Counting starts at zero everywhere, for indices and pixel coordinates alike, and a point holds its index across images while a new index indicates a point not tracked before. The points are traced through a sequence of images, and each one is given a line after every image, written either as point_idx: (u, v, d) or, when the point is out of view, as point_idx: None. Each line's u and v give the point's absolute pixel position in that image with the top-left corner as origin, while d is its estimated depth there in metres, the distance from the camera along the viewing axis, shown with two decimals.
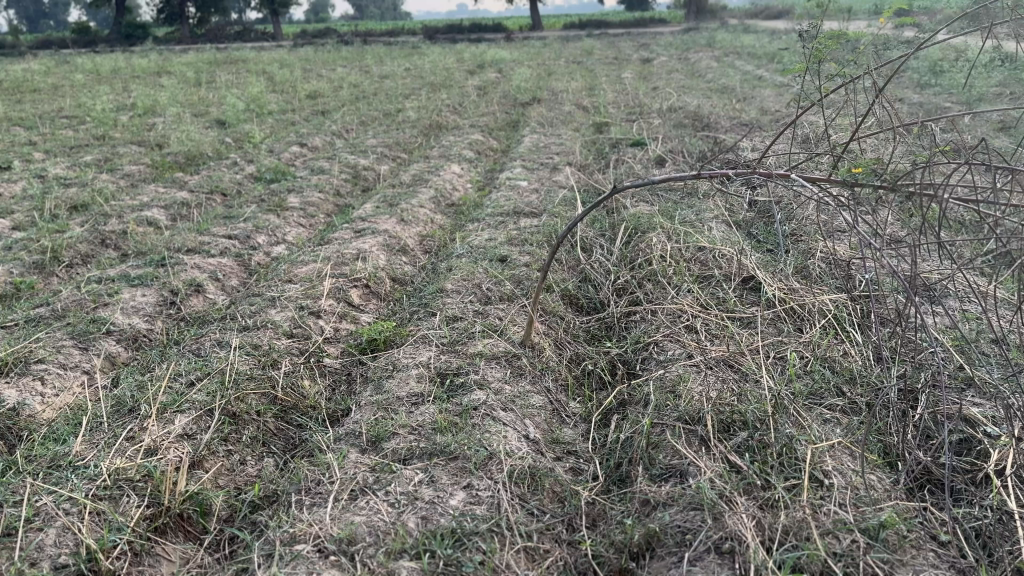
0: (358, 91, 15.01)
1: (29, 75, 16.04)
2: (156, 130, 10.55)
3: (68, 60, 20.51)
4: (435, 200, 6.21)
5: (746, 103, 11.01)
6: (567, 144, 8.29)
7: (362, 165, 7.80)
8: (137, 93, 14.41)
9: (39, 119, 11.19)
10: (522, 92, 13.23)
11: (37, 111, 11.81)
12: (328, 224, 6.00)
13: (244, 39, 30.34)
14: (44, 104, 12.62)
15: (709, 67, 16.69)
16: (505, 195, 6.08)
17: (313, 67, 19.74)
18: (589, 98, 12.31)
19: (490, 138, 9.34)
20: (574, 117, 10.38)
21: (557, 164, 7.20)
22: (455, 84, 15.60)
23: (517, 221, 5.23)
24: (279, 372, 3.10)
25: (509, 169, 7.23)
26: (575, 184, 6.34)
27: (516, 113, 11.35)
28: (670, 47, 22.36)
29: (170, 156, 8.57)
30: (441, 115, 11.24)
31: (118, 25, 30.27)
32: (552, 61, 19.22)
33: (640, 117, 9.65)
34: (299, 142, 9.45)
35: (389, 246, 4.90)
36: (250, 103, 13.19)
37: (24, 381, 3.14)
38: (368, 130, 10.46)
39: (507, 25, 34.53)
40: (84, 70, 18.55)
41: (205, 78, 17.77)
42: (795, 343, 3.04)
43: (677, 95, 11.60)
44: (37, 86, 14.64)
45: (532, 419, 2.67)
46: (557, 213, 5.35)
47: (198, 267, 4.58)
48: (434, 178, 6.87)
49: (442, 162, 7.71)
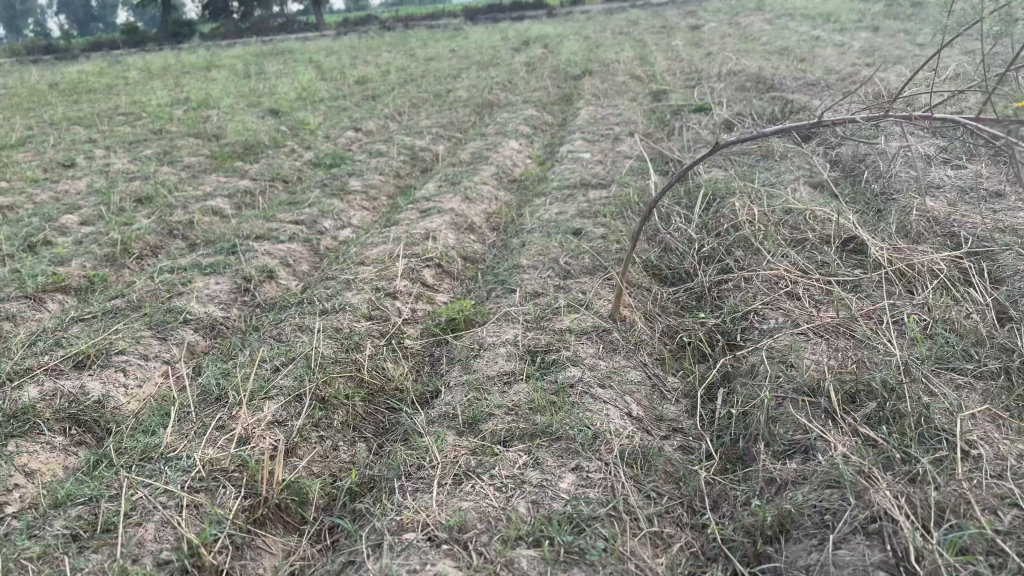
0: (405, 75, 14.92)
1: (84, 77, 16.34)
2: (211, 122, 10.62)
3: (119, 60, 20.87)
4: (498, 176, 6.08)
5: (809, 63, 10.60)
6: (626, 114, 8.06)
7: (419, 146, 7.71)
8: (189, 88, 14.56)
9: (97, 117, 11.36)
10: (572, 66, 12.99)
11: (95, 110, 12.00)
12: (391, 206, 5.92)
13: (288, 30, 30.53)
14: (102, 103, 12.83)
15: (763, 30, 16.18)
16: (570, 168, 5.91)
17: (359, 53, 19.72)
18: (642, 68, 12.01)
19: (545, 113, 9.16)
20: (629, 87, 10.13)
21: (620, 134, 6.99)
22: (502, 62, 15.40)
23: (587, 193, 5.07)
24: (363, 355, 3.01)
25: (570, 142, 7.05)
26: (641, 154, 6.15)
27: (569, 87, 11.14)
28: (719, 13, 21.79)
29: (228, 146, 8.60)
30: (493, 94, 11.10)
31: (166, 24, 30.70)
32: (599, 34, 18.87)
33: (699, 83, 9.36)
34: (354, 127, 9.41)
35: (457, 224, 4.78)
36: (300, 92, 13.21)
37: (107, 373, 3.11)
38: (420, 112, 10.36)
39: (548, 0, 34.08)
40: (136, 68, 18.85)
41: (253, 69, 17.89)
42: (911, 306, 2.83)
43: (735, 60, 11.23)
44: (93, 86, 14.90)
45: (633, 395, 2.51)
46: (627, 182, 5.17)
47: (267, 253, 4.53)
48: (495, 155, 6.74)
49: (500, 139, 7.56)
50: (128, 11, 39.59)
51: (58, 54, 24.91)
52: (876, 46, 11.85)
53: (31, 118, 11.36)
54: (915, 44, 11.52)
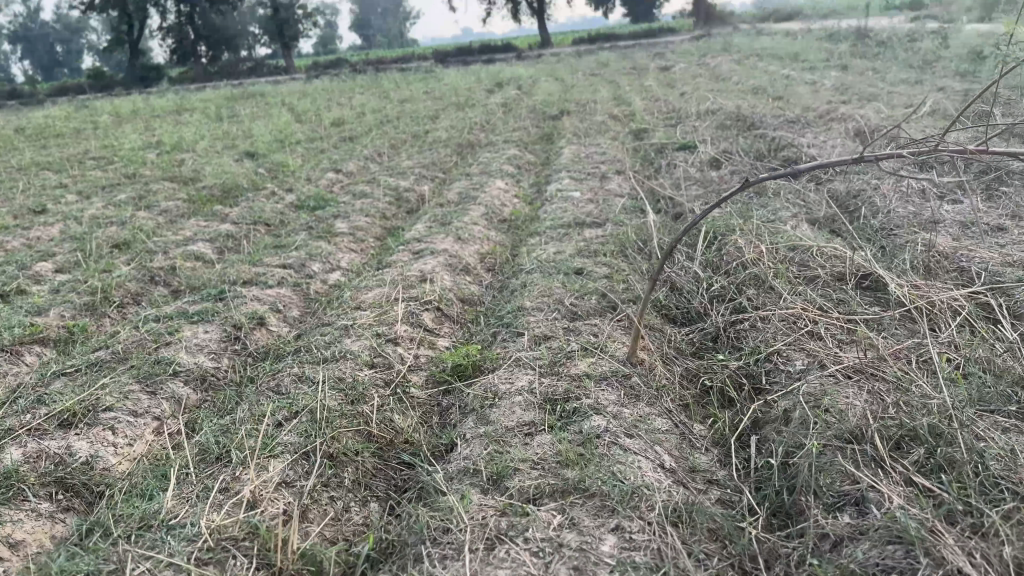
0: (381, 116, 14.90)
1: (53, 121, 16.10)
2: (187, 165, 10.45)
3: (89, 104, 20.65)
4: (488, 217, 5.99)
5: (785, 101, 10.76)
6: (610, 152, 8.05)
7: (404, 187, 7.61)
8: (162, 132, 14.40)
9: (68, 162, 11.13)
10: (549, 106, 13.05)
11: (66, 155, 11.77)
12: (379, 248, 5.79)
13: (259, 74, 30.52)
14: (73, 147, 12.60)
15: (733, 70, 16.47)
16: (561, 207, 5.84)
17: (332, 95, 19.72)
18: (619, 108, 12.09)
19: (527, 152, 9.15)
20: (609, 126, 10.18)
21: (608, 172, 6.95)
22: (478, 103, 15.45)
23: (583, 232, 4.99)
24: (369, 406, 2.85)
25: (557, 180, 7.00)
26: (631, 193, 6.10)
27: (548, 126, 11.18)
28: (687, 54, 22.19)
29: (206, 190, 8.44)
30: (472, 134, 11.09)
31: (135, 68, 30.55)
32: (572, 75, 19.10)
33: (679, 122, 9.42)
34: (334, 169, 9.29)
35: (452, 266, 4.67)
36: (276, 134, 13.12)
37: (95, 432, 2.92)
38: (400, 153, 10.29)
39: (518, 43, 34.53)
40: (106, 113, 18.64)
41: (225, 113, 17.78)
42: (938, 344, 2.76)
43: (711, 99, 11.36)
44: (62, 131, 14.66)
45: (663, 445, 2.39)
46: (623, 221, 5.11)
47: (257, 299, 4.37)
48: (482, 195, 6.65)
49: (485, 179, 7.49)
50: (95, 56, 39.38)
51: (24, 100, 24.60)
52: (847, 84, 12.06)
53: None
54: (885, 83, 11.75)
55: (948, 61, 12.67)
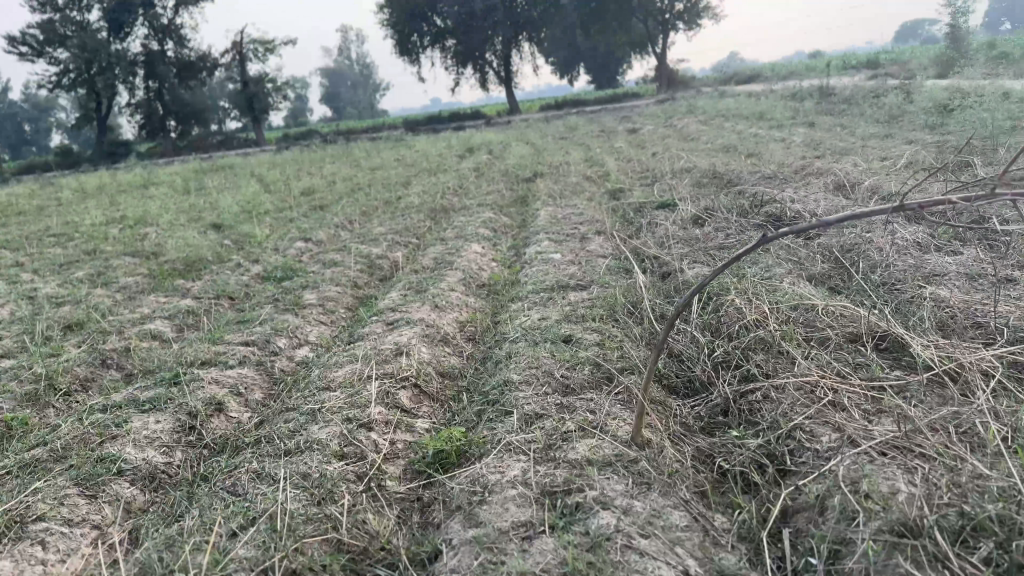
0: (351, 184, 14.69)
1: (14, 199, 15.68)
2: (150, 239, 10.10)
3: (52, 181, 20.28)
4: (466, 282, 5.70)
5: (758, 156, 10.72)
6: (588, 213, 7.85)
7: (375, 255, 7.32)
8: (126, 206, 14.05)
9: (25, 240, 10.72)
10: (522, 169, 12.92)
11: (24, 232, 11.36)
12: (351, 318, 5.46)
13: (228, 147, 30.39)
14: (32, 225, 12.19)
15: (702, 130, 16.56)
16: (541, 270, 5.56)
17: (301, 165, 19.54)
18: (592, 169, 11.99)
19: (502, 215, 8.93)
20: (584, 186, 10.04)
21: (587, 234, 6.72)
22: (449, 168, 15.31)
23: (567, 295, 4.70)
24: (340, 507, 2.49)
25: (535, 243, 6.74)
26: (614, 253, 5.85)
27: (521, 189, 11.02)
28: (655, 115, 22.44)
29: (169, 264, 8.08)
30: (445, 199, 10.89)
31: (103, 145, 30.30)
32: (542, 138, 19.15)
33: (655, 181, 9.28)
34: (302, 238, 8.98)
35: (429, 337, 4.35)
36: (243, 205, 12.83)
37: (20, 550, 2.53)
38: (371, 220, 10.02)
39: (486, 110, 34.86)
40: (70, 189, 18.27)
41: (192, 185, 17.49)
42: (976, 410, 2.48)
43: (685, 157, 11.29)
44: (22, 209, 14.25)
45: (683, 547, 2.06)
46: (608, 284, 4.83)
47: (216, 382, 4.00)
48: (458, 260, 6.37)
49: (461, 244, 7.22)
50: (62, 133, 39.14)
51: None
52: (817, 139, 12.09)
53: None
54: (855, 137, 11.79)
55: (914, 114, 12.79)
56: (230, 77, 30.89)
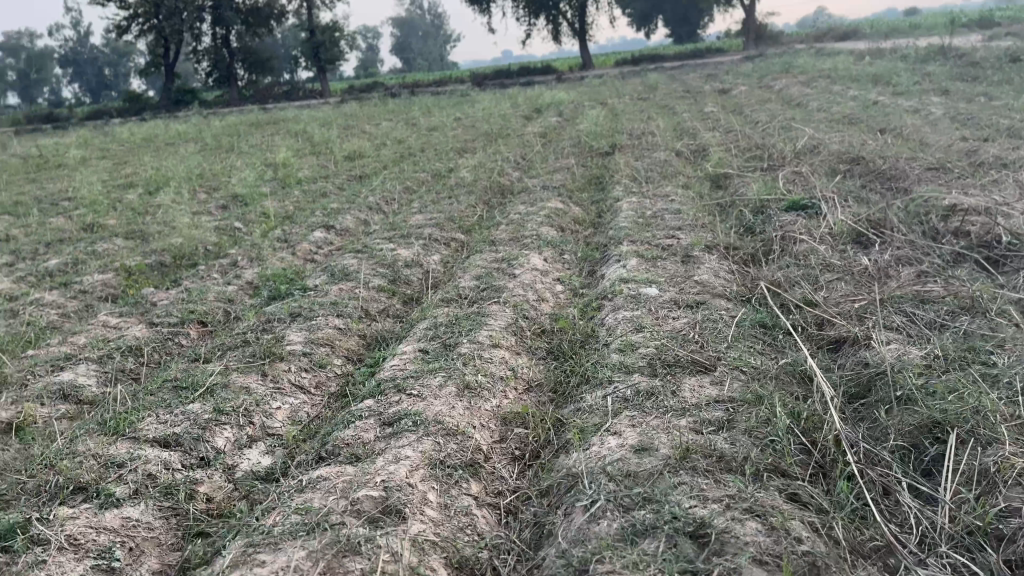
0: (402, 148, 13.01)
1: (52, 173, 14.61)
2: (158, 218, 8.61)
3: (103, 144, 19.27)
4: (515, 328, 3.93)
5: (893, 132, 8.61)
6: (686, 211, 5.96)
7: (401, 260, 5.60)
8: (155, 172, 12.68)
9: (27, 221, 9.46)
10: (597, 137, 10.97)
11: (32, 213, 10.11)
12: (346, 380, 3.77)
13: (287, 97, 29.03)
14: (47, 203, 10.94)
15: (806, 94, 14.23)
16: (629, 320, 3.73)
17: (356, 123, 17.95)
18: (682, 141, 9.99)
19: (572, 206, 7.15)
20: (674, 167, 8.15)
21: (692, 249, 4.87)
22: (513, 132, 13.48)
23: (681, 388, 2.88)
24: None
25: (619, 259, 4.92)
26: (739, 294, 4.00)
27: (596, 166, 9.17)
28: (746, 74, 20.03)
29: (154, 257, 6.54)
30: (505, 176, 9.13)
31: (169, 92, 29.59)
32: (618, 98, 17.09)
33: (768, 170, 7.29)
34: (325, 223, 7.34)
35: (445, 466, 2.60)
36: (277, 175, 11.30)
37: None
38: (413, 201, 8.32)
39: (556, 64, 32.58)
40: (115, 155, 17.20)
41: (236, 145, 16.08)
42: None
43: (798, 130, 9.19)
44: (51, 184, 13.10)
45: None
46: (747, 376, 3.01)
47: (73, 548, 2.36)
48: (509, 284, 4.59)
49: (515, 251, 5.45)
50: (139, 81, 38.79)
51: (47, 134, 23.63)
52: (964, 112, 9.83)
53: None
54: (1015, 110, 9.50)
55: None
56: (293, 24, 29.42)
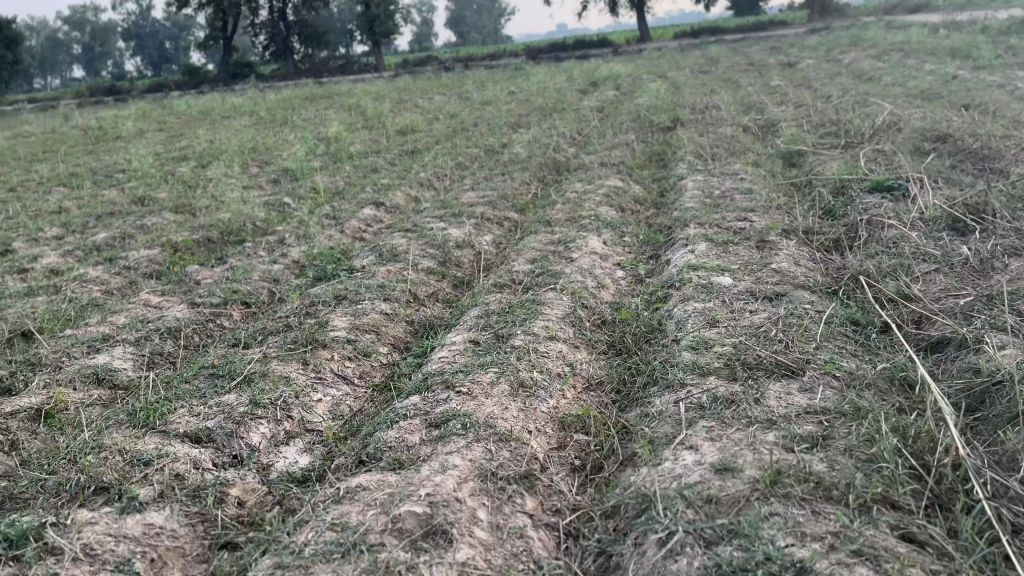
0: (455, 122, 12.73)
1: (110, 146, 14.72)
2: (208, 192, 8.50)
3: (160, 116, 19.41)
4: (574, 318, 3.64)
5: (981, 108, 8.00)
6: (756, 193, 5.56)
7: (451, 241, 5.33)
8: (209, 145, 12.63)
9: (82, 194, 9.46)
10: (657, 111, 10.52)
11: (87, 185, 10.12)
12: (392, 370, 3.52)
13: (342, 70, 28.94)
14: (102, 176, 10.97)
15: (878, 67, 13.50)
16: (701, 314, 3.40)
17: (409, 97, 17.72)
18: (748, 116, 9.49)
19: (632, 185, 6.79)
20: (741, 143, 7.71)
21: (766, 234, 4.50)
22: (569, 107, 13.08)
23: (764, 396, 2.58)
24: None
25: (687, 244, 4.57)
26: (822, 286, 3.66)
27: (657, 142, 8.77)
28: (814, 47, 19.17)
29: (202, 232, 6.40)
30: (561, 152, 8.79)
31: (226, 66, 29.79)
32: (678, 71, 16.50)
33: (844, 150, 6.80)
34: (374, 200, 7.11)
35: (498, 478, 2.32)
36: (329, 149, 11.13)
37: None
38: (465, 177, 8.04)
39: (613, 37, 31.83)
40: (171, 128, 17.28)
41: (290, 118, 15.98)
42: None
43: (875, 106, 8.63)
44: (108, 156, 13.18)
45: None
46: (838, 387, 2.66)
47: (91, 558, 2.16)
48: (567, 270, 4.29)
49: (573, 233, 5.14)
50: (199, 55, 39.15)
51: (107, 106, 23.99)
52: None
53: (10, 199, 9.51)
54: None
55: None
56: None
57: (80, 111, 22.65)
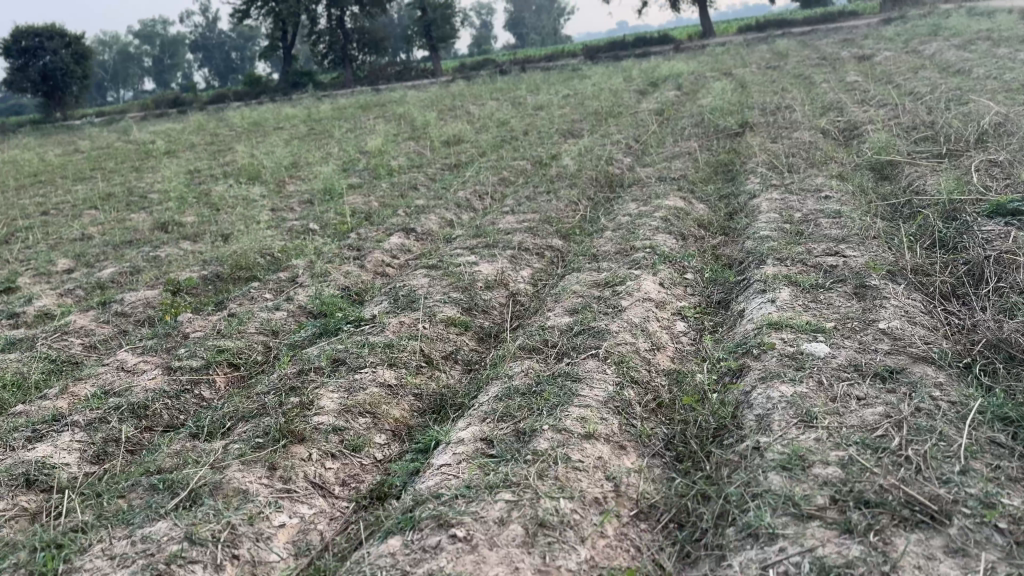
0: (505, 131, 11.99)
1: (156, 164, 14.46)
2: (235, 215, 7.95)
3: (212, 130, 19.21)
4: (621, 401, 2.82)
5: None
6: (846, 220, 4.64)
7: (480, 280, 4.56)
8: (250, 160, 12.18)
9: (109, 218, 9.03)
10: (723, 114, 9.57)
11: (119, 208, 9.73)
12: (386, 471, 2.76)
13: (396, 78, 28.54)
14: (137, 197, 10.58)
15: (968, 58, 12.23)
16: (791, 406, 2.52)
17: (460, 104, 17.07)
18: (826, 118, 8.47)
19: (693, 205, 5.93)
20: (819, 152, 6.76)
21: (863, 282, 3.60)
22: (626, 110, 12.21)
23: (897, 569, 1.80)
24: None
25: (765, 293, 3.69)
26: (950, 364, 2.78)
27: (722, 150, 7.86)
28: (892, 37, 17.79)
29: (210, 268, 5.79)
30: (615, 163, 7.96)
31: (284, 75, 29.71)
32: (746, 68, 15.43)
33: (946, 161, 5.80)
34: (404, 225, 6.40)
35: None
36: (369, 163, 10.52)
37: None
38: (507, 196, 7.28)
39: (674, 33, 30.65)
40: (222, 142, 17.01)
41: (337, 129, 15.50)
42: None
43: (975, 104, 7.53)
44: (151, 175, 12.89)
45: None
46: (1007, 561, 1.80)
47: None
48: (613, 328, 3.45)
49: (622, 270, 4.32)
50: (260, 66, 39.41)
51: (164, 119, 24.06)
52: None
53: (39, 225, 9.17)
54: None
55: None
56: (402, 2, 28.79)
57: (139, 125, 22.74)
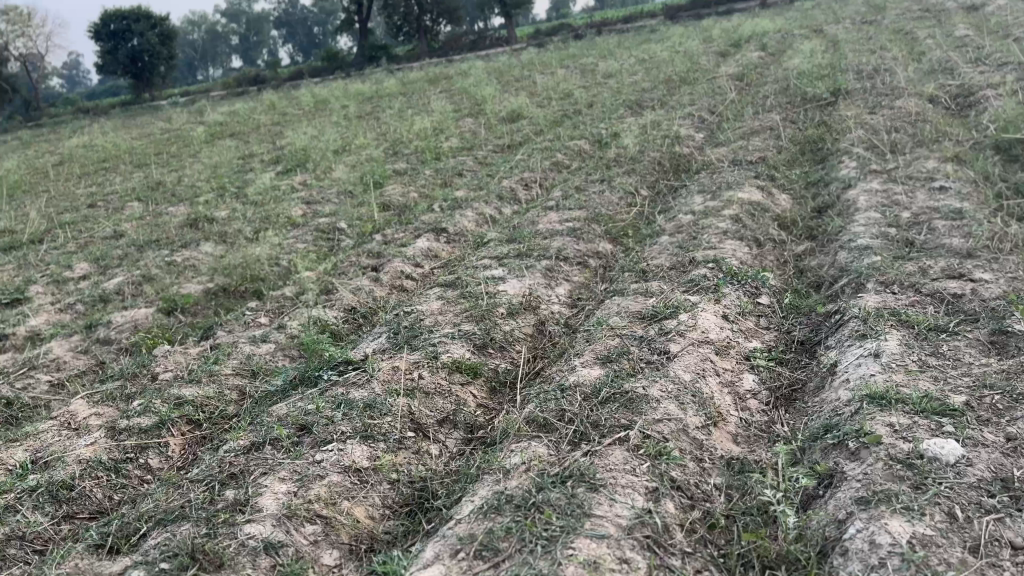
0: (568, 104, 11.02)
1: (213, 148, 14.07)
2: (265, 209, 7.33)
3: (277, 109, 18.78)
4: (651, 526, 1.99)
5: None
6: (969, 224, 3.61)
7: (501, 304, 3.73)
8: (301, 143, 11.59)
9: (146, 213, 8.57)
10: (812, 79, 8.36)
11: (160, 200, 9.30)
12: None
13: (466, 47, 27.64)
14: (182, 186, 10.13)
15: None
16: (907, 567, 1.72)
17: (527, 74, 16.09)
18: (936, 82, 7.19)
19: (771, 196, 4.93)
20: (929, 125, 5.61)
21: (1002, 328, 2.65)
22: (703, 76, 11.04)
23: None
24: None
25: (866, 338, 2.75)
26: None
27: (809, 124, 6.76)
28: None
29: (215, 279, 5.15)
30: (683, 142, 6.95)
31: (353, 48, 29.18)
32: (841, 23, 13.90)
33: None
34: (435, 224, 5.61)
35: None
36: (419, 144, 9.76)
37: None
38: (558, 185, 6.40)
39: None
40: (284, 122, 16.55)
41: (397, 106, 14.79)
42: None
43: None
44: (205, 160, 12.49)
45: None
46: None
47: None
48: (654, 392, 2.58)
49: (676, 294, 3.43)
50: None
51: (235, 99, 23.88)
52: None
53: (76, 220, 8.78)
54: None
55: None
56: None
57: (208, 105, 22.59)
